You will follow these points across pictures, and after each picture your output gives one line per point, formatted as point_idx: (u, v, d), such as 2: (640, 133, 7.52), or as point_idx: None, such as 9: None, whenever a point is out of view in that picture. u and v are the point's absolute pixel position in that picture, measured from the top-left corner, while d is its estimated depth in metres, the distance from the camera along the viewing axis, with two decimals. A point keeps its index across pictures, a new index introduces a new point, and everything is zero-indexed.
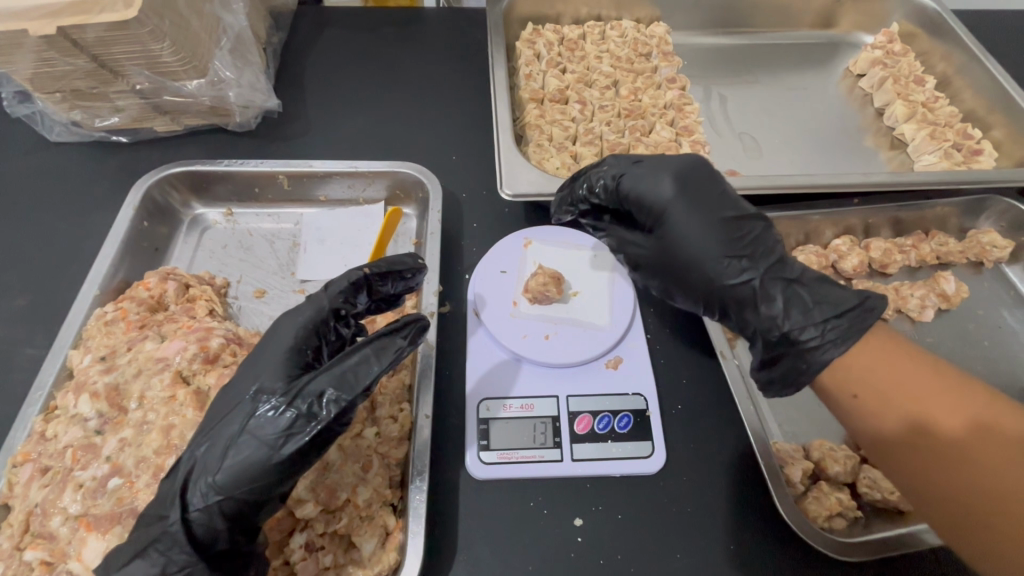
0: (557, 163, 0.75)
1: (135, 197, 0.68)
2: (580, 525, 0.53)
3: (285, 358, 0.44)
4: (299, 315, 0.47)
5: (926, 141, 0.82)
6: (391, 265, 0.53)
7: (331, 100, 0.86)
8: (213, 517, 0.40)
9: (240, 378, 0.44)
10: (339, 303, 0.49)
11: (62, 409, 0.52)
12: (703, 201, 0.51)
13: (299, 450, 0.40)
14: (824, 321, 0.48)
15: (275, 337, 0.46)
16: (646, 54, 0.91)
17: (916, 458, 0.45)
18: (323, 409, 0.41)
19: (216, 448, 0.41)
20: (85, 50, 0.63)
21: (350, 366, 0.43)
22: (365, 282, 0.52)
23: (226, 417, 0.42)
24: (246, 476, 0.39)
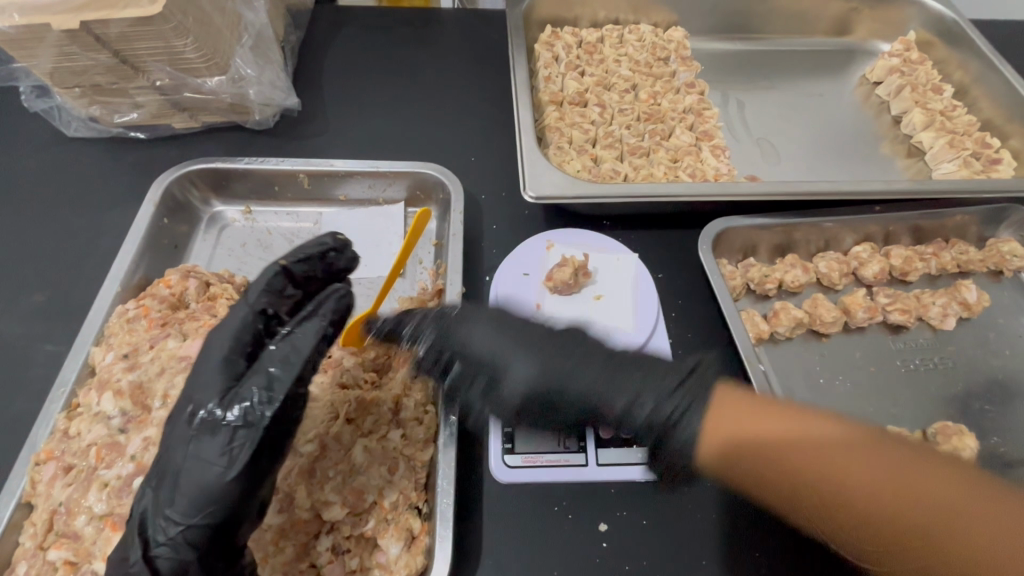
0: (577, 166, 0.75)
1: (156, 193, 0.67)
2: (606, 531, 0.52)
3: (218, 368, 0.42)
4: (223, 326, 0.45)
5: (945, 149, 0.82)
6: (303, 252, 0.51)
7: (349, 100, 0.85)
8: (179, 549, 0.38)
9: (177, 405, 0.42)
10: (264, 304, 0.47)
11: (84, 407, 0.51)
12: (512, 329, 0.54)
13: (250, 460, 0.39)
14: (674, 392, 0.52)
15: (204, 356, 0.43)
16: (664, 59, 0.91)
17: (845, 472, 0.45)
18: (259, 414, 0.40)
19: (167, 480, 0.39)
20: (107, 45, 0.62)
21: (278, 361, 0.42)
22: (284, 277, 0.49)
23: (170, 447, 0.41)
24: (202, 501, 0.38)
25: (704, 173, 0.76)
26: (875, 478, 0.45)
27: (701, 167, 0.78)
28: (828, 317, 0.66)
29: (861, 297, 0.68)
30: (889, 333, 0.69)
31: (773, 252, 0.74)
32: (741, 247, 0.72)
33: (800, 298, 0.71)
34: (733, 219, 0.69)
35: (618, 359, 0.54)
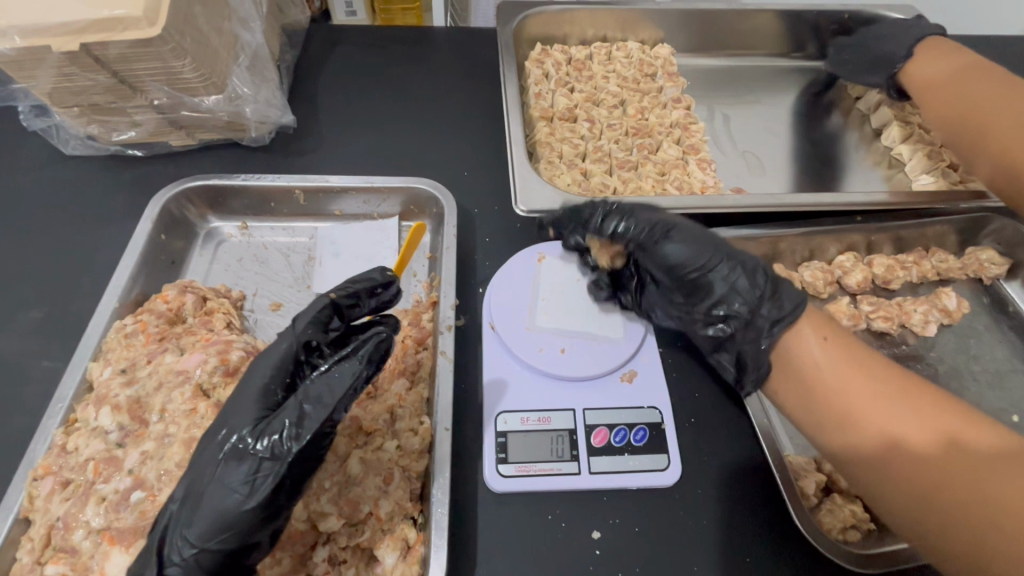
0: (568, 180, 0.77)
1: (153, 209, 0.68)
2: (598, 539, 0.53)
3: (254, 399, 0.43)
4: (267, 354, 0.46)
5: (922, 161, 0.84)
6: (356, 284, 0.52)
7: (344, 117, 0.87)
8: (191, 569, 0.39)
9: (214, 425, 0.44)
10: (308, 335, 0.47)
11: (82, 422, 0.52)
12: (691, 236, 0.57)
13: (268, 493, 0.40)
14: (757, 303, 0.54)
15: (245, 382, 0.45)
16: (651, 75, 0.93)
17: (896, 470, 0.46)
18: (286, 449, 0.40)
19: (189, 500, 0.41)
20: (106, 66, 0.64)
21: (310, 397, 0.42)
22: (333, 308, 0.50)
23: (199, 466, 0.42)
24: (216, 529, 0.39)
25: (691, 186, 0.79)
26: (931, 480, 0.44)
27: (688, 180, 0.80)
28: None
29: (845, 305, 0.70)
30: (873, 340, 0.71)
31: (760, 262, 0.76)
32: None
33: None
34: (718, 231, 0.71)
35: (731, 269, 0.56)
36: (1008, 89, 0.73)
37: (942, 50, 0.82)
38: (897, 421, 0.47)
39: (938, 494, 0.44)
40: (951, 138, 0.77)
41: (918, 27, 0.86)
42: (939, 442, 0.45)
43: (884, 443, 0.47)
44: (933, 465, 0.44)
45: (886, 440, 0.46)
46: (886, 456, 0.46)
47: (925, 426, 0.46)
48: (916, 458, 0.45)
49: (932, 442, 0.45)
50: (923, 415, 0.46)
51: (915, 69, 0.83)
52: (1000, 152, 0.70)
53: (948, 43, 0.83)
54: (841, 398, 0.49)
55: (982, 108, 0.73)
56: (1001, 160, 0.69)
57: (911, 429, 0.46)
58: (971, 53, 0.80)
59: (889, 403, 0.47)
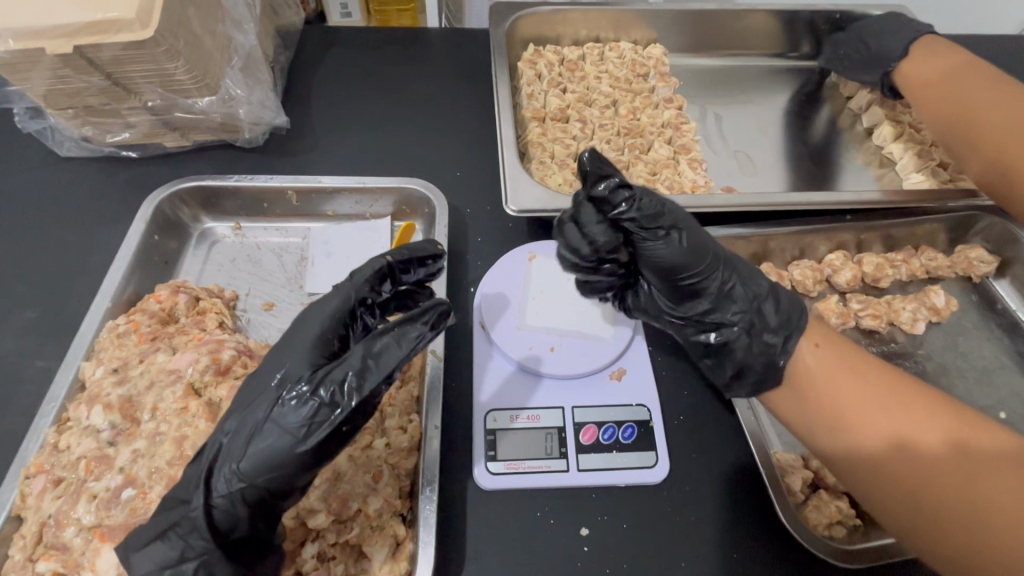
0: (559, 180, 0.78)
1: (146, 211, 0.69)
2: (586, 535, 0.54)
3: (312, 347, 0.45)
4: (327, 304, 0.48)
5: (913, 160, 0.85)
6: (413, 253, 0.53)
7: (337, 118, 0.88)
8: (235, 504, 0.40)
9: (269, 365, 0.45)
10: (365, 292, 0.49)
11: (74, 421, 0.52)
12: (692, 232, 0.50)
13: (322, 440, 0.40)
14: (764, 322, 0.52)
15: (304, 326, 0.47)
16: (643, 75, 0.94)
17: (897, 473, 0.46)
18: (345, 398, 0.41)
19: (244, 433, 0.42)
20: (100, 68, 0.64)
21: (374, 352, 0.43)
22: (388, 270, 0.51)
23: (254, 402, 0.43)
24: (266, 466, 0.40)
25: (681, 186, 0.79)
26: (933, 484, 0.45)
27: (679, 180, 0.80)
28: None
29: (834, 304, 0.71)
30: (863, 338, 0.71)
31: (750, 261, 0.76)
32: None
33: None
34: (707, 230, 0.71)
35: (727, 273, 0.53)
36: (1000, 87, 0.74)
37: (930, 53, 0.83)
38: (901, 424, 0.47)
39: (936, 496, 0.45)
40: (938, 136, 0.78)
41: (914, 26, 0.86)
42: (939, 446, 0.46)
43: (888, 445, 0.47)
44: (936, 468, 0.45)
45: (889, 442, 0.47)
46: (889, 458, 0.47)
47: (926, 430, 0.47)
48: (915, 460, 0.46)
49: (934, 445, 0.46)
50: (924, 419, 0.47)
51: (911, 68, 0.83)
52: (977, 154, 0.72)
53: (943, 42, 0.84)
54: (845, 402, 0.49)
55: (975, 106, 0.74)
56: (993, 157, 0.70)
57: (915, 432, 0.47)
58: (964, 52, 0.81)
59: (897, 406, 0.48)
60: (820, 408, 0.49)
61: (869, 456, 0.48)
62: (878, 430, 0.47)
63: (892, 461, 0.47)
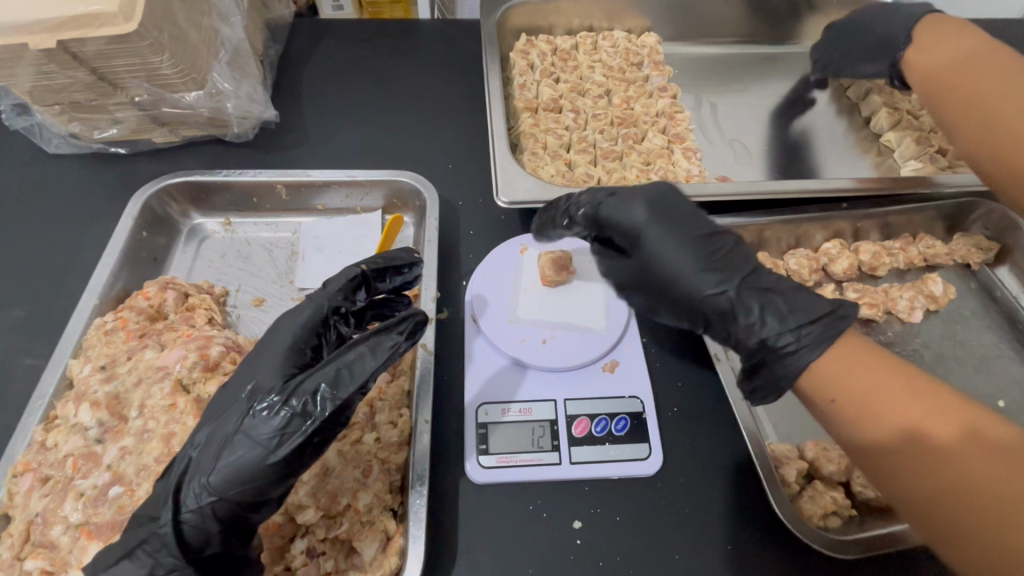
0: (551, 171, 0.77)
1: (134, 207, 0.68)
2: (579, 528, 0.53)
3: (284, 357, 0.45)
4: (299, 314, 0.48)
5: (911, 146, 0.84)
6: (389, 261, 0.56)
7: (327, 112, 0.87)
8: (206, 518, 0.40)
9: (239, 377, 0.45)
10: (340, 301, 0.50)
11: (62, 419, 0.52)
12: (675, 222, 0.54)
13: (294, 450, 0.40)
14: (796, 328, 0.48)
15: (275, 337, 0.47)
16: (638, 64, 0.92)
17: (910, 467, 0.42)
18: (317, 408, 0.41)
19: (214, 446, 0.41)
20: (85, 63, 0.63)
21: (348, 362, 0.43)
22: (363, 279, 0.53)
23: (223, 415, 0.43)
24: (238, 478, 0.40)
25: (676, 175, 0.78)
26: (962, 475, 0.40)
27: (673, 170, 0.79)
28: None
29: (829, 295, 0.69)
30: (859, 328, 0.70)
31: None
32: None
33: None
34: None
35: (770, 285, 0.51)
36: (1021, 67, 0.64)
37: (944, 33, 0.73)
38: (918, 417, 0.43)
39: (955, 493, 0.40)
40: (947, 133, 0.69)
41: (921, 7, 0.79)
42: (962, 435, 0.41)
43: (901, 438, 0.43)
44: (955, 462, 0.41)
45: (901, 433, 0.43)
46: (899, 450, 0.43)
47: (942, 421, 0.42)
48: (924, 451, 0.42)
49: (954, 435, 0.41)
50: (941, 412, 0.43)
51: (918, 59, 0.74)
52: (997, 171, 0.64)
53: (954, 20, 0.74)
54: (854, 397, 0.45)
55: (984, 98, 0.64)
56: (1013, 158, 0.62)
57: (928, 417, 0.43)
58: (980, 33, 0.70)
59: (907, 399, 0.44)
60: (825, 406, 0.47)
61: (880, 447, 0.44)
62: (878, 422, 0.44)
63: (906, 454, 0.43)
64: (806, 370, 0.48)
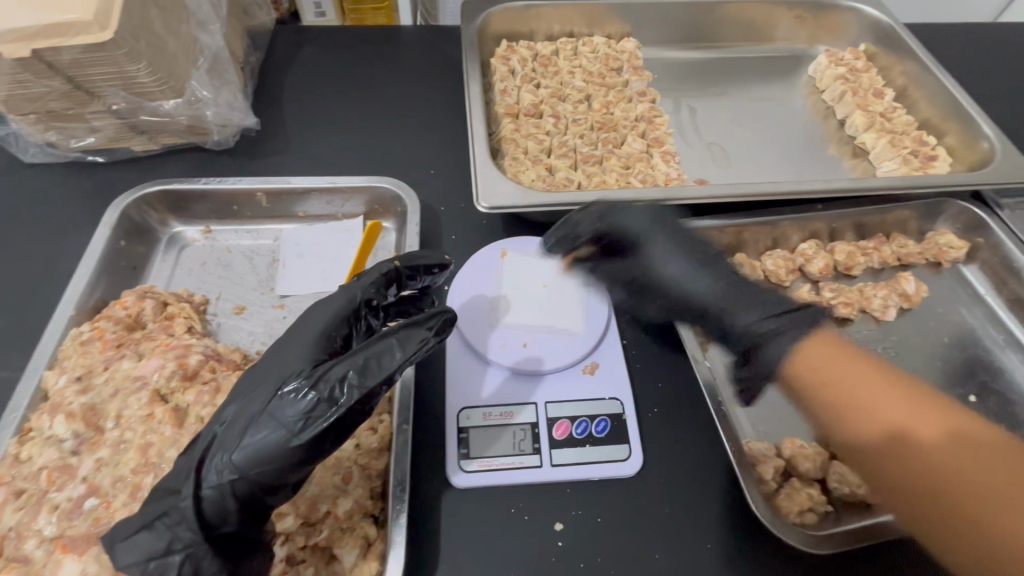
0: (532, 176, 0.77)
1: (112, 216, 0.68)
2: (561, 530, 0.54)
3: (312, 345, 0.46)
4: (334, 303, 0.50)
5: (886, 148, 0.86)
6: (417, 259, 0.57)
7: (308, 119, 0.87)
8: (225, 496, 0.40)
9: (267, 362, 0.46)
10: (370, 295, 0.52)
11: (36, 431, 0.51)
12: (682, 242, 0.65)
13: (319, 433, 0.41)
14: (777, 317, 0.61)
15: (307, 326, 0.48)
16: (617, 69, 0.94)
17: (905, 463, 0.53)
18: (344, 394, 0.41)
19: (239, 425, 0.42)
20: (60, 72, 0.63)
21: (377, 351, 0.43)
22: (394, 276, 0.55)
23: (251, 396, 0.43)
24: (263, 457, 0.40)
25: (654, 179, 0.79)
26: (943, 468, 0.52)
27: (652, 173, 0.80)
28: None
29: (807, 293, 0.70)
30: (835, 327, 0.71)
31: (723, 252, 0.76)
32: None
33: None
34: (681, 223, 0.70)
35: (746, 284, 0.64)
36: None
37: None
38: (901, 417, 0.55)
39: (943, 480, 0.52)
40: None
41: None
42: (955, 433, 0.54)
43: (887, 434, 0.55)
44: (932, 455, 0.53)
45: (889, 433, 0.55)
46: (890, 447, 0.55)
47: (928, 421, 0.55)
48: (895, 450, 0.54)
49: (943, 434, 0.54)
50: (921, 414, 0.55)
51: None
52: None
53: None
54: (855, 396, 0.56)
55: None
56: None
57: (911, 420, 0.55)
58: None
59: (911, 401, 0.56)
60: (825, 402, 0.57)
61: (865, 446, 0.56)
62: (858, 420, 0.56)
63: (890, 453, 0.54)
64: (789, 353, 0.59)
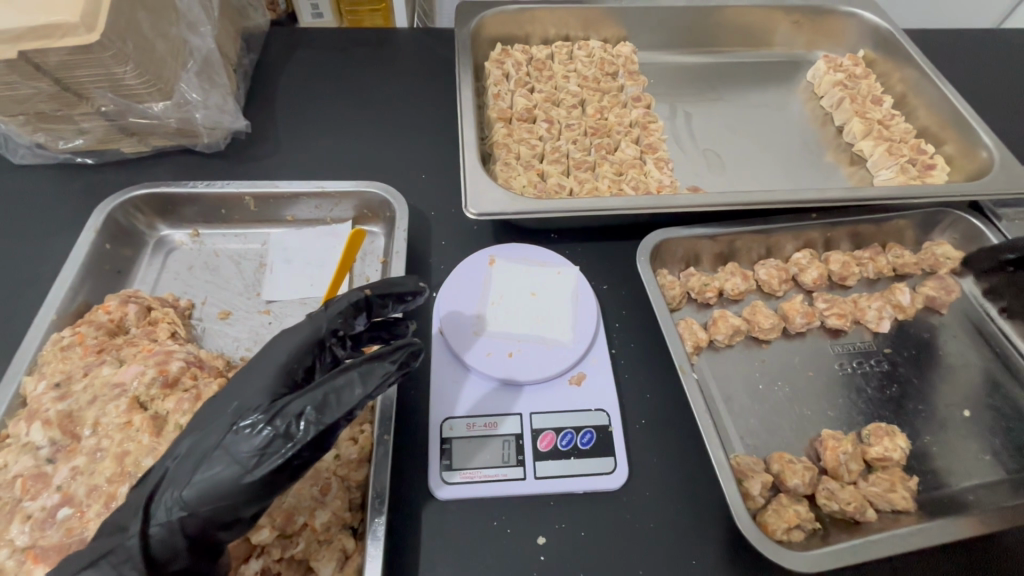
0: (523, 182, 0.77)
1: (97, 219, 0.67)
2: (543, 544, 0.53)
3: (273, 377, 0.45)
4: (298, 333, 0.48)
5: (884, 156, 0.84)
6: (391, 287, 0.53)
7: (299, 122, 0.86)
8: (174, 533, 0.39)
9: (227, 393, 0.45)
10: (337, 324, 0.50)
11: (13, 438, 0.51)
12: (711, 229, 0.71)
13: (271, 472, 0.39)
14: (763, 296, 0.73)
15: (268, 358, 0.46)
16: (612, 74, 0.93)
17: None
18: (300, 431, 0.40)
19: (193, 460, 0.41)
20: (47, 74, 0.63)
21: (337, 387, 0.42)
22: (365, 304, 0.52)
23: (206, 430, 0.42)
24: (211, 495, 0.39)
25: (647, 186, 0.78)
26: None
27: (645, 180, 0.79)
28: (766, 324, 0.67)
29: (799, 303, 0.69)
30: (829, 338, 0.70)
31: (716, 261, 0.75)
32: (685, 257, 0.73)
33: (742, 306, 0.72)
34: (673, 230, 0.69)
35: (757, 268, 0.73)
36: None
37: None
38: None
39: None
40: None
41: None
42: None
43: None
44: None
45: None
46: None
47: None
48: None
49: None
50: None
51: None
52: None
53: None
54: None
55: None
56: None
57: None
58: None
59: None
60: None
61: None
62: None
63: None
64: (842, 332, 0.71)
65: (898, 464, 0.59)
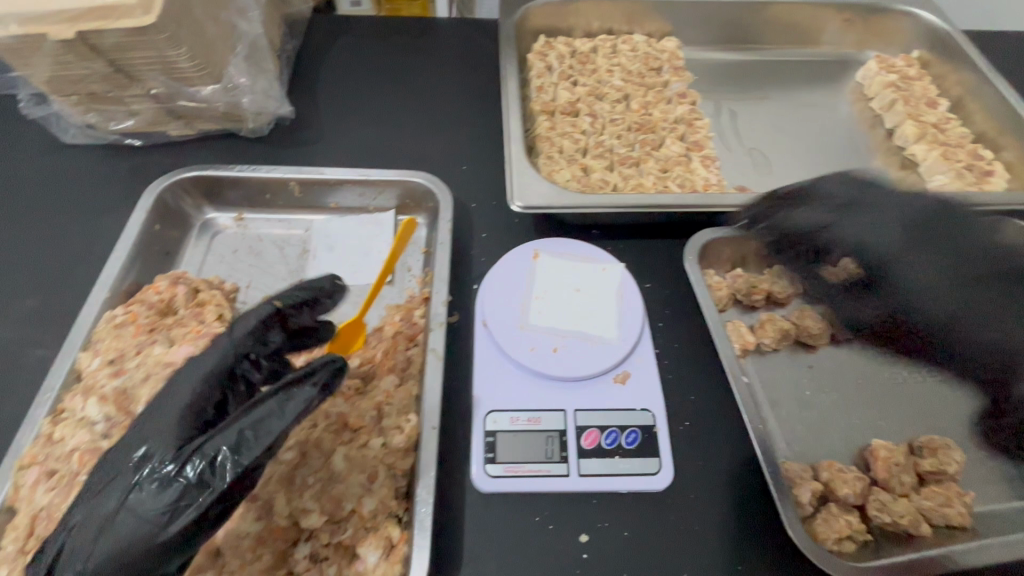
0: (567, 175, 0.75)
1: (147, 200, 0.68)
2: (586, 542, 0.52)
3: (178, 417, 0.40)
4: (198, 363, 0.43)
5: (938, 161, 0.81)
6: (300, 295, 0.51)
7: (342, 109, 0.86)
8: None
9: (125, 442, 0.39)
10: (246, 346, 0.45)
11: (69, 412, 0.52)
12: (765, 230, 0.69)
13: (187, 525, 0.36)
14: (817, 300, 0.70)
15: (167, 397, 0.41)
16: (657, 69, 0.91)
17: None
18: (216, 478, 0.36)
19: (93, 525, 0.36)
20: (102, 55, 0.63)
21: (253, 422, 0.38)
22: (275, 317, 0.48)
23: (102, 491, 0.37)
24: (119, 560, 0.35)
25: (693, 184, 0.76)
26: None
27: (690, 178, 0.78)
28: (815, 329, 0.65)
29: None
30: None
31: (763, 263, 0.73)
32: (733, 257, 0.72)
33: (788, 309, 0.71)
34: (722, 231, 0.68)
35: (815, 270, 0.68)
36: None
37: None
38: None
39: None
40: None
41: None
42: None
43: None
44: None
45: None
46: None
47: None
48: None
49: None
50: None
51: None
52: None
53: None
54: None
55: None
56: None
57: None
58: None
59: None
60: None
61: None
62: None
63: None
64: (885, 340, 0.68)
65: (952, 478, 0.57)
